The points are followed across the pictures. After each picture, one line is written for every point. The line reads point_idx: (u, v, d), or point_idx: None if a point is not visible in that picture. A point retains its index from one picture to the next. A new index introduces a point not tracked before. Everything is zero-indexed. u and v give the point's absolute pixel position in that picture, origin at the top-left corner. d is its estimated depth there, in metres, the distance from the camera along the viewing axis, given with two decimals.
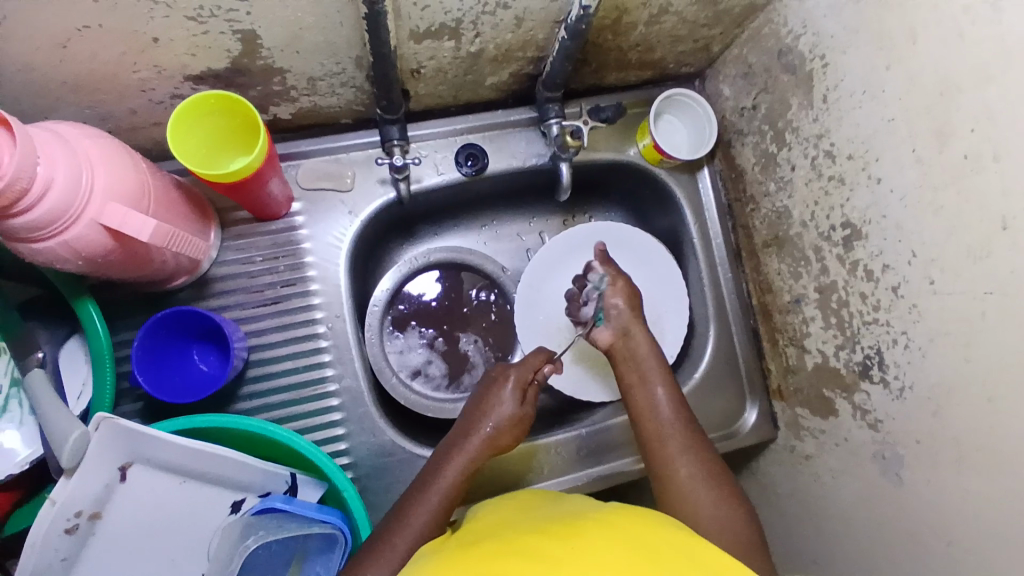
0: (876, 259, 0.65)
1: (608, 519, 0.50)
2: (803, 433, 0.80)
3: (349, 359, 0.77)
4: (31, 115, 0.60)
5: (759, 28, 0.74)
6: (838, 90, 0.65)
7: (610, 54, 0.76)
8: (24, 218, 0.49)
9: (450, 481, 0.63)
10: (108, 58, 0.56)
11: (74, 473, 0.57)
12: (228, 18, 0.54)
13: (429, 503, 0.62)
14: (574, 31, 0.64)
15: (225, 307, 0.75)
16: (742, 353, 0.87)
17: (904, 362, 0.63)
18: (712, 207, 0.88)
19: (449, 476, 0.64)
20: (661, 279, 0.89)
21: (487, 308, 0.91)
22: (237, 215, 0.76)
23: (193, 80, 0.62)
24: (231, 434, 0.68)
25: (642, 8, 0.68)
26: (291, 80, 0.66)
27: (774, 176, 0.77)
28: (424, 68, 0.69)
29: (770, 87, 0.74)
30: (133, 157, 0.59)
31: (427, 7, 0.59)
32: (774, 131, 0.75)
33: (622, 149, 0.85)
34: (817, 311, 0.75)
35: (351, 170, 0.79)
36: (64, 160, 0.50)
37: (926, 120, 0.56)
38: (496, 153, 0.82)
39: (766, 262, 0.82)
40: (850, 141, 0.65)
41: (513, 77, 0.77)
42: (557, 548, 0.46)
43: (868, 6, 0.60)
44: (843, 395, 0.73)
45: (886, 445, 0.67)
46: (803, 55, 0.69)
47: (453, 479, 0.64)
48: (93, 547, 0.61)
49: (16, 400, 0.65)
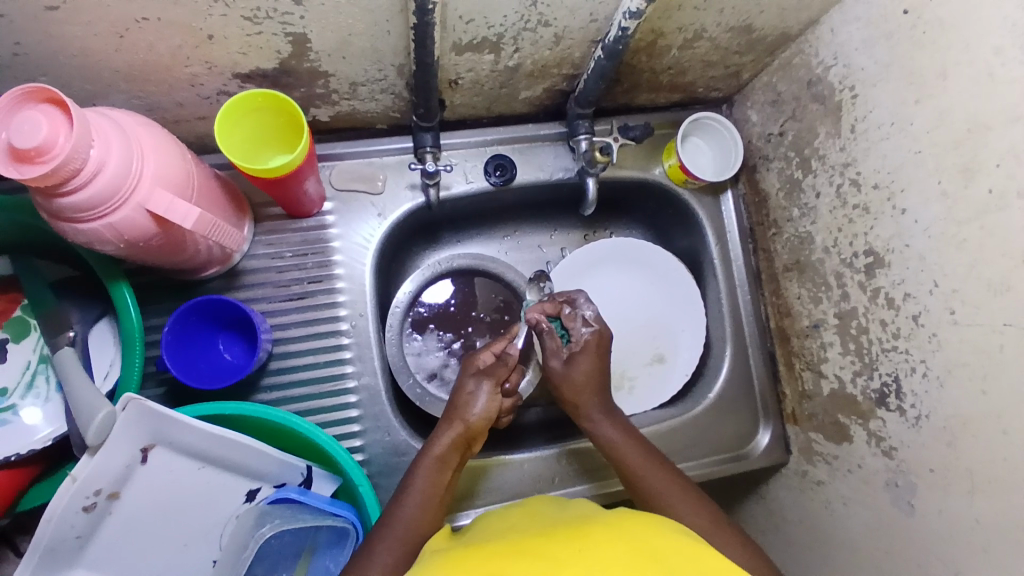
0: (897, 288, 0.65)
1: (616, 525, 0.50)
2: (816, 458, 0.80)
3: (369, 358, 0.79)
4: (82, 99, 0.63)
5: (790, 57, 0.76)
6: (866, 122, 0.67)
7: (643, 75, 0.78)
8: (73, 198, 0.51)
9: (423, 487, 0.65)
10: (164, 50, 0.58)
11: (97, 451, 0.57)
12: (282, 20, 0.56)
13: (405, 508, 0.63)
14: (611, 51, 0.65)
15: (252, 299, 0.77)
16: (757, 375, 0.88)
17: (921, 391, 0.64)
18: (734, 230, 0.89)
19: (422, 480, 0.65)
20: (680, 297, 0.90)
21: (504, 315, 0.92)
22: (269, 211, 0.78)
23: (241, 78, 0.65)
24: (252, 423, 0.69)
25: (678, 33, 0.70)
26: (334, 83, 0.69)
27: (798, 202, 0.78)
28: (462, 79, 0.72)
29: (798, 115, 0.76)
30: (179, 147, 0.61)
31: (472, 22, 0.61)
32: (801, 158, 0.77)
33: (648, 168, 0.87)
34: (835, 337, 0.75)
35: (383, 173, 0.81)
36: (116, 145, 0.52)
37: (953, 155, 0.58)
38: (525, 165, 0.84)
39: (787, 287, 0.83)
40: (876, 172, 0.66)
41: (546, 92, 0.79)
42: (564, 554, 0.46)
43: (901, 41, 0.61)
44: (858, 421, 0.73)
45: (899, 474, 0.67)
46: (832, 86, 0.70)
47: (426, 483, 0.65)
48: (108, 526, 0.61)
49: (43, 376, 0.68)
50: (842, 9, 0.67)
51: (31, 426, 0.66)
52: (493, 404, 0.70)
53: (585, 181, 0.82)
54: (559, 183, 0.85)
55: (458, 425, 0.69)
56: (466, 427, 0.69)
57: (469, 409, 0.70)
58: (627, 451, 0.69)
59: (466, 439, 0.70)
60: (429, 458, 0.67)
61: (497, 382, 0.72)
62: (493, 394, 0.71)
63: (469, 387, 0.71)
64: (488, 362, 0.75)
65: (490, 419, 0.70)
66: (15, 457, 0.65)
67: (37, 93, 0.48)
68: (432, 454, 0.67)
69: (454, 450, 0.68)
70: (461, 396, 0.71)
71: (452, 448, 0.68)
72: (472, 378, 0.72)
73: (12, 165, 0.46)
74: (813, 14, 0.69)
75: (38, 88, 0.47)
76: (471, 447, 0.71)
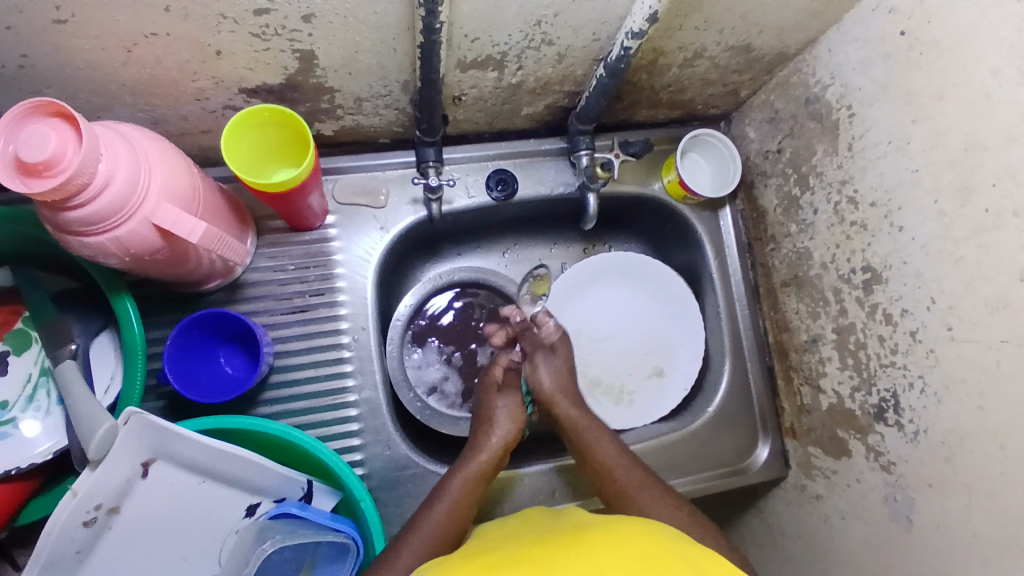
0: (894, 304, 0.66)
1: (608, 530, 0.52)
2: (814, 472, 0.81)
3: (370, 371, 0.79)
4: (86, 111, 0.63)
5: (788, 76, 0.77)
6: (863, 140, 0.68)
7: (644, 92, 0.79)
8: (81, 212, 0.51)
9: (456, 497, 0.67)
10: (171, 64, 0.59)
11: (98, 466, 0.57)
12: (291, 37, 0.57)
13: (433, 520, 0.64)
14: (613, 69, 0.66)
15: (253, 312, 0.77)
16: (756, 390, 0.88)
17: (919, 407, 0.65)
18: (733, 245, 0.90)
19: (454, 491, 0.67)
20: (679, 312, 0.90)
21: (506, 318, 0.93)
22: (272, 224, 0.78)
23: (247, 93, 0.65)
24: (252, 437, 0.69)
25: (678, 52, 0.71)
26: (339, 99, 0.69)
27: (796, 218, 0.79)
28: (466, 95, 0.72)
29: (796, 133, 0.77)
30: (186, 160, 0.61)
31: (477, 40, 0.62)
32: (798, 175, 0.78)
33: (647, 183, 0.88)
34: (834, 352, 0.76)
35: (385, 187, 0.82)
36: (125, 159, 0.52)
37: (950, 174, 0.59)
38: (526, 180, 0.85)
39: (785, 302, 0.84)
40: (873, 190, 0.67)
41: (548, 109, 0.80)
42: (562, 556, 0.47)
43: (897, 63, 0.63)
44: (856, 436, 0.73)
45: (898, 488, 0.68)
46: (830, 105, 0.71)
47: (458, 494, 0.67)
48: (108, 541, 0.61)
49: (44, 389, 0.67)
50: (840, 29, 0.68)
51: (32, 439, 0.66)
52: (517, 414, 0.76)
53: (584, 203, 0.83)
54: (557, 203, 0.87)
55: (493, 437, 0.73)
56: (504, 440, 0.73)
57: (497, 421, 0.75)
58: (619, 466, 0.71)
59: (502, 450, 0.73)
60: (466, 468, 0.70)
61: (518, 393, 0.78)
62: (515, 406, 0.76)
63: (496, 402, 0.77)
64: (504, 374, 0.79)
65: (518, 431, 0.75)
66: (15, 471, 0.64)
67: (45, 106, 0.48)
68: (469, 466, 0.70)
69: (488, 464, 0.71)
70: (489, 411, 0.76)
71: (489, 462, 0.71)
72: (499, 392, 0.77)
73: (19, 178, 0.47)
74: (810, 34, 0.71)
75: (45, 101, 0.48)
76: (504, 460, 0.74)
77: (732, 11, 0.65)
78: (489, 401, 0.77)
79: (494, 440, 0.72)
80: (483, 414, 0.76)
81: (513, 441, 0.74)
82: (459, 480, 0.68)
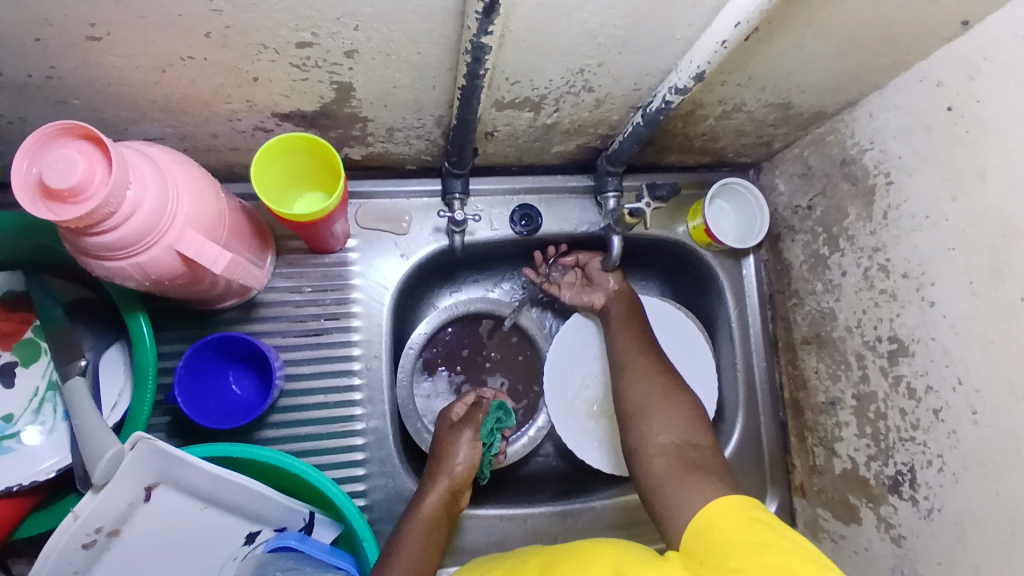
0: (919, 378, 0.65)
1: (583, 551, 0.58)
2: (822, 534, 0.80)
3: (379, 401, 0.78)
4: (113, 124, 0.62)
5: (824, 134, 0.76)
6: (899, 210, 0.67)
7: (676, 139, 0.78)
8: (103, 238, 0.50)
9: (410, 556, 0.66)
10: (206, 86, 0.58)
11: (102, 488, 0.56)
12: (329, 69, 0.56)
13: None
14: (651, 119, 0.65)
15: (267, 332, 0.76)
16: (768, 445, 0.87)
17: (936, 484, 0.64)
18: (754, 295, 0.89)
19: (407, 550, 0.66)
20: (694, 357, 0.88)
21: (518, 350, 0.92)
22: (292, 244, 0.77)
23: (279, 117, 0.64)
24: (255, 465, 0.68)
25: (717, 105, 0.70)
26: (371, 128, 0.68)
27: (822, 277, 0.78)
28: (498, 132, 0.71)
29: (828, 192, 0.76)
30: (213, 184, 0.60)
31: (517, 83, 0.61)
32: (828, 235, 0.77)
33: (671, 227, 0.87)
34: (851, 417, 0.75)
35: (408, 215, 0.81)
36: (152, 187, 0.51)
37: (987, 258, 0.58)
38: (551, 215, 0.84)
39: (804, 359, 0.82)
40: (905, 261, 0.66)
41: (579, 148, 0.79)
42: None
43: (940, 136, 0.61)
44: (868, 504, 0.72)
45: (906, 562, 0.67)
46: (866, 169, 0.70)
47: (411, 553, 0.66)
48: (106, 565, 0.59)
49: (50, 403, 0.66)
50: (883, 94, 0.67)
51: (37, 455, 0.64)
52: (474, 452, 0.75)
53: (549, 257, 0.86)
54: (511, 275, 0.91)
55: (443, 481, 0.72)
56: (452, 480, 0.72)
57: (451, 460, 0.74)
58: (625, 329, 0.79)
59: (453, 493, 0.72)
60: (418, 517, 0.69)
61: (476, 429, 0.77)
62: (473, 443, 0.75)
63: (450, 440, 0.76)
64: (463, 412, 0.80)
65: (472, 468, 0.74)
66: (17, 488, 0.63)
67: (74, 129, 0.47)
68: (420, 514, 0.69)
69: (439, 510, 0.70)
70: (443, 449, 0.75)
71: (439, 507, 0.71)
72: (453, 430, 0.77)
73: (43, 203, 0.46)
74: (851, 96, 0.70)
75: (74, 124, 0.46)
76: (458, 503, 0.73)
77: (775, 71, 0.64)
78: (438, 443, 0.76)
79: (439, 485, 0.72)
80: (435, 455, 0.75)
81: (465, 482, 0.73)
82: (416, 534, 0.68)
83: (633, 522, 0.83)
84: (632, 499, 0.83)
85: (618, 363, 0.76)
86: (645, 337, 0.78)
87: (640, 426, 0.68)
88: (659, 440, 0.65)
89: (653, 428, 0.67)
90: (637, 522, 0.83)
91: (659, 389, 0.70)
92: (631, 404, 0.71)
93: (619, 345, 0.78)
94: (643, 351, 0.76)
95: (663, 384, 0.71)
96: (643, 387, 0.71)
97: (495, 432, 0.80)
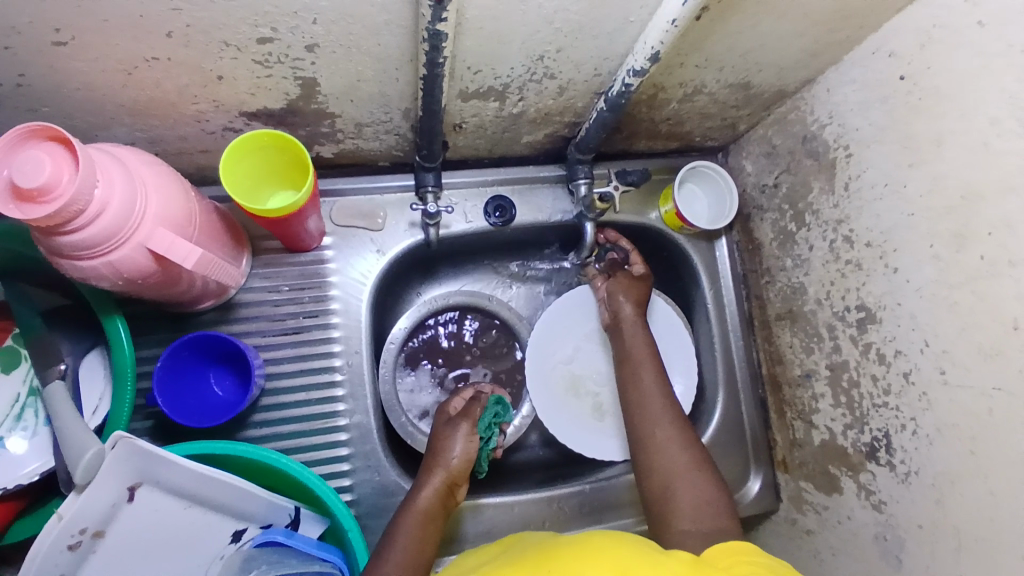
0: (888, 344, 0.67)
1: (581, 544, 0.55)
2: (806, 507, 0.81)
3: (361, 396, 0.78)
4: (84, 130, 0.63)
5: (786, 113, 0.78)
6: (860, 181, 0.68)
7: (643, 124, 0.80)
8: (73, 237, 0.50)
9: (405, 546, 0.66)
10: (172, 87, 0.58)
11: (85, 489, 0.56)
12: (293, 65, 0.57)
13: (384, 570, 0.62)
14: (614, 104, 0.67)
15: (245, 332, 0.76)
16: (749, 423, 0.88)
17: (911, 448, 0.65)
18: (727, 275, 0.90)
19: (403, 542, 0.66)
20: (672, 338, 0.89)
21: (500, 340, 0.93)
22: (268, 244, 0.78)
23: (247, 117, 0.65)
24: (239, 463, 0.69)
25: (678, 88, 0.72)
26: (340, 124, 0.69)
27: (791, 253, 0.80)
28: (466, 123, 0.72)
29: (793, 169, 0.78)
30: (183, 184, 0.61)
31: (479, 72, 0.62)
32: (794, 211, 0.78)
33: (643, 213, 0.89)
34: (826, 388, 0.76)
35: (383, 211, 0.82)
36: (120, 186, 0.52)
37: (947, 221, 0.59)
38: (525, 206, 0.86)
39: (778, 335, 0.84)
40: (869, 231, 0.68)
41: (548, 137, 0.80)
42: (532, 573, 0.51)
43: (895, 107, 0.63)
44: (849, 473, 0.73)
45: (888, 528, 0.68)
46: (827, 143, 0.72)
47: (407, 543, 0.66)
48: (91, 566, 0.59)
49: (32, 409, 0.66)
50: (839, 70, 0.69)
51: (18, 460, 0.64)
52: (469, 446, 0.75)
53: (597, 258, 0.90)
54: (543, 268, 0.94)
55: (437, 473, 0.72)
56: (448, 473, 0.73)
57: (447, 453, 0.74)
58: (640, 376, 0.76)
59: (448, 485, 0.73)
60: (413, 509, 0.69)
61: (472, 424, 0.78)
62: (469, 437, 0.76)
63: (447, 434, 0.77)
64: (461, 406, 0.81)
65: (468, 461, 0.75)
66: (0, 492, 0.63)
67: (41, 131, 0.48)
68: (415, 506, 0.69)
69: (434, 501, 0.71)
70: (439, 442, 0.75)
71: (435, 498, 0.71)
72: (449, 425, 0.77)
73: (12, 203, 0.46)
74: (808, 73, 0.72)
75: (41, 126, 0.47)
76: (454, 497, 0.73)
77: (732, 51, 0.65)
78: (435, 439, 0.77)
79: (436, 478, 0.72)
80: (431, 450, 0.76)
81: (460, 476, 0.74)
82: (410, 524, 0.68)
83: (621, 505, 0.83)
84: (619, 482, 0.84)
85: (630, 415, 0.74)
86: (660, 385, 0.75)
87: (664, 509, 0.66)
88: (685, 526, 0.63)
89: (680, 514, 0.64)
90: (624, 504, 0.83)
91: (683, 463, 0.68)
92: (653, 481, 0.68)
93: (633, 400, 0.75)
94: (656, 390, 0.74)
95: (688, 459, 0.68)
96: (666, 453, 0.69)
97: (494, 427, 0.81)
